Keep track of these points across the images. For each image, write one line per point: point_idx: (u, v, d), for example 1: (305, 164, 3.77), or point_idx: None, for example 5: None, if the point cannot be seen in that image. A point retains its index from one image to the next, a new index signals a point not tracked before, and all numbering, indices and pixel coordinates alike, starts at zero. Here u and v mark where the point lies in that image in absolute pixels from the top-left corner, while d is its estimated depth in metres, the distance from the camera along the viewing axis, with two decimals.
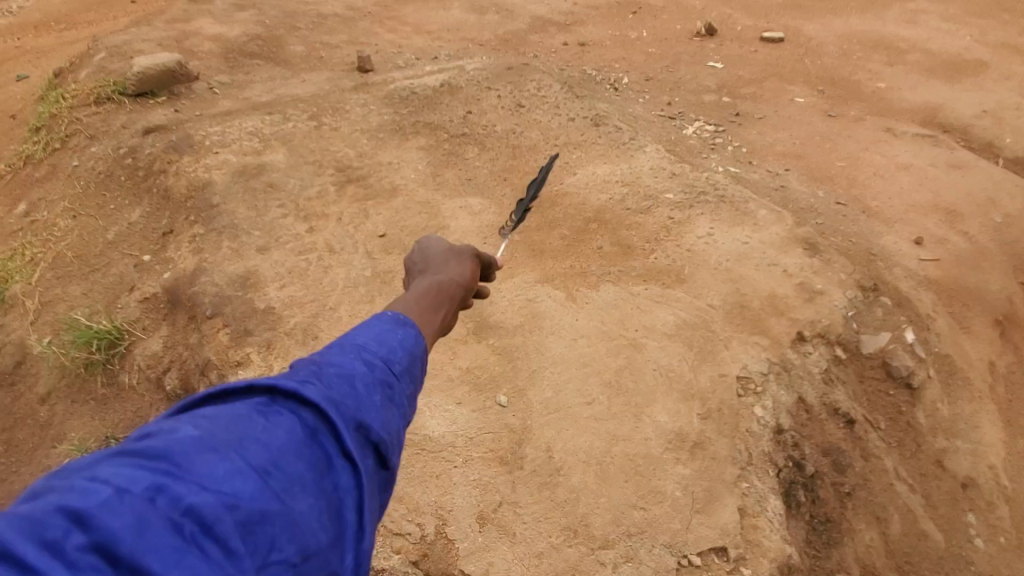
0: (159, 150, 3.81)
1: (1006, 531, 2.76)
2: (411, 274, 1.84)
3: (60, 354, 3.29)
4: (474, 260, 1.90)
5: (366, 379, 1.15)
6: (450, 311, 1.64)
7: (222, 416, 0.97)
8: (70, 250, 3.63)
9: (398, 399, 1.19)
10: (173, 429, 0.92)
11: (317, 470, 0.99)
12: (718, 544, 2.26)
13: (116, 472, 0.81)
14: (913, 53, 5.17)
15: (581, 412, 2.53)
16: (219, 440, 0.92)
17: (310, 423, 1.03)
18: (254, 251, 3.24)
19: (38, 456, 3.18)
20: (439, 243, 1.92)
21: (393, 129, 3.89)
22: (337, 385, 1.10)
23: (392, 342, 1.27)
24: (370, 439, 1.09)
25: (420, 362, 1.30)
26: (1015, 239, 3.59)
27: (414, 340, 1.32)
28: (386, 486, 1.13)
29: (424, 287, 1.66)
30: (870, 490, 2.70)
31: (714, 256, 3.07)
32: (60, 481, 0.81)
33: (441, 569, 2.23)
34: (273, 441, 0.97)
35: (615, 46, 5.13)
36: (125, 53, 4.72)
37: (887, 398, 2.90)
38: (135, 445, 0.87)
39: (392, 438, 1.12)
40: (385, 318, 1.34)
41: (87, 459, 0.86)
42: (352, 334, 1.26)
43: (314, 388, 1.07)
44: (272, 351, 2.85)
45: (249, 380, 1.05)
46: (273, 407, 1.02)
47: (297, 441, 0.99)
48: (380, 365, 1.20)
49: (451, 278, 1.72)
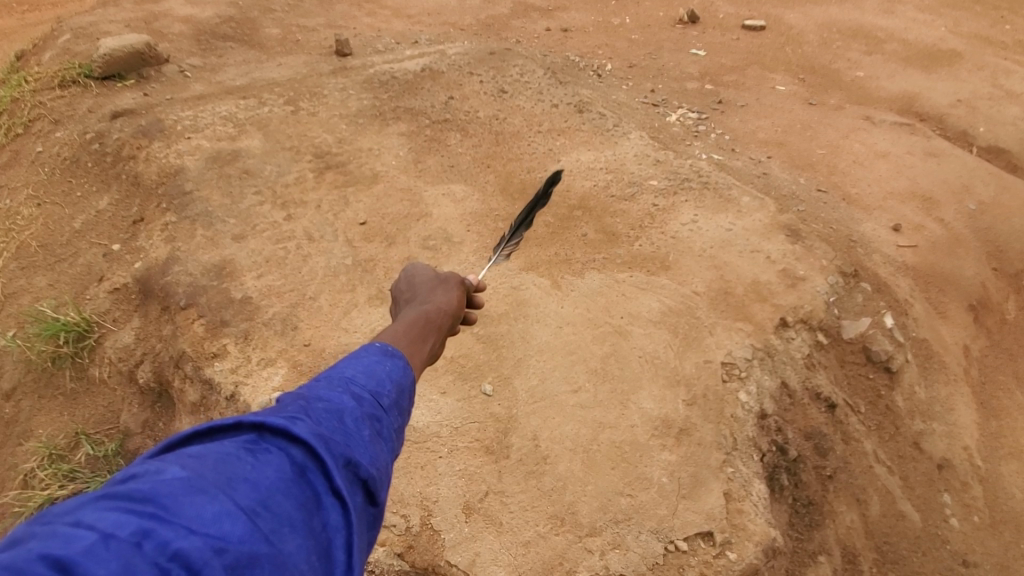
0: (127, 135, 3.66)
1: (980, 510, 2.84)
2: (397, 305, 1.81)
3: (25, 348, 3.15)
4: (460, 287, 1.84)
5: (355, 414, 1.11)
6: (437, 341, 1.59)
7: (209, 456, 0.92)
8: (34, 239, 3.48)
9: (387, 432, 1.15)
10: (160, 469, 0.86)
11: (305, 509, 0.94)
12: (704, 529, 2.27)
13: (102, 516, 0.76)
14: (891, 43, 5.22)
15: (567, 400, 2.52)
16: (208, 481, 0.87)
17: (300, 460, 0.98)
18: (229, 239, 3.14)
19: (4, 454, 3.06)
20: (425, 270, 1.88)
21: (373, 115, 3.80)
22: (325, 420, 1.06)
23: (380, 374, 1.23)
24: (360, 475, 1.04)
25: (408, 395, 1.26)
26: (989, 226, 3.66)
27: (403, 371, 1.28)
28: (375, 523, 1.08)
29: (410, 317, 1.60)
30: (850, 473, 2.74)
31: (698, 242, 3.07)
32: (40, 526, 0.75)
33: (427, 561, 2.20)
34: (262, 480, 0.92)
35: (598, 32, 5.08)
36: (90, 35, 4.51)
37: (867, 382, 2.94)
38: (120, 487, 0.82)
39: (381, 474, 1.08)
40: (373, 350, 1.30)
41: (69, 503, 0.80)
42: (340, 366, 1.23)
43: (303, 424, 1.02)
44: (250, 342, 2.77)
45: (236, 416, 1.00)
46: (262, 444, 0.97)
47: (286, 480, 0.94)
48: (368, 398, 1.16)
49: (439, 307, 1.67)
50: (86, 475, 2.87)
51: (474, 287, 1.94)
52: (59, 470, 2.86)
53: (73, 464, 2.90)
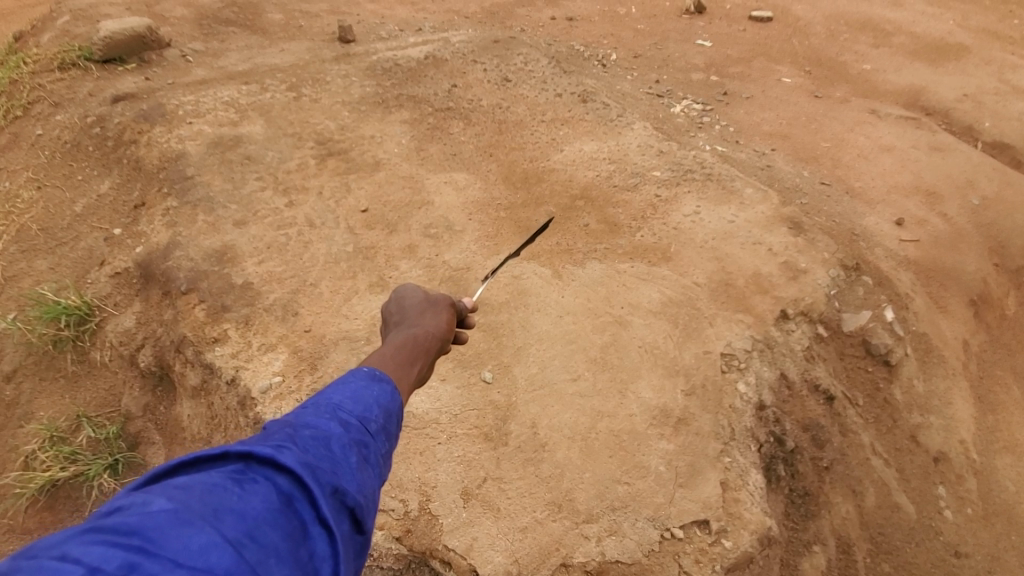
0: (128, 119, 3.65)
1: (973, 502, 2.85)
2: (386, 326, 1.80)
3: (26, 331, 3.17)
4: (450, 308, 1.85)
5: (342, 440, 1.13)
6: (425, 365, 1.60)
7: (196, 487, 0.93)
8: (35, 223, 3.49)
9: (373, 458, 1.18)
10: (146, 502, 0.86)
11: (292, 539, 0.95)
12: (700, 518, 2.28)
13: (88, 549, 0.76)
14: (898, 36, 5.17)
15: (566, 388, 2.52)
16: (196, 512, 0.87)
17: (287, 490, 0.99)
18: (231, 225, 3.14)
19: (4, 435, 3.09)
20: (414, 291, 1.86)
21: (376, 102, 3.78)
22: (312, 448, 1.08)
23: (368, 399, 1.26)
24: (346, 503, 1.06)
25: (395, 419, 1.29)
26: (992, 221, 3.64)
27: (390, 396, 1.31)
28: (360, 551, 1.10)
29: (398, 341, 1.61)
30: (847, 464, 2.75)
31: (700, 234, 3.06)
32: (25, 560, 0.75)
33: (424, 545, 2.22)
34: (249, 510, 0.93)
35: (604, 21, 5.04)
36: (90, 17, 4.49)
37: (865, 375, 2.95)
38: (105, 520, 0.81)
39: (367, 501, 1.10)
40: (360, 375, 1.32)
41: (53, 537, 0.80)
42: (327, 392, 1.25)
43: (290, 453, 1.03)
44: (250, 327, 2.78)
45: (223, 446, 1.01)
46: (249, 474, 0.98)
47: (272, 510, 0.95)
48: (355, 424, 1.19)
49: (427, 329, 1.68)
50: (87, 458, 2.91)
51: (467, 309, 1.95)
52: (60, 452, 2.89)
53: (75, 447, 2.93)
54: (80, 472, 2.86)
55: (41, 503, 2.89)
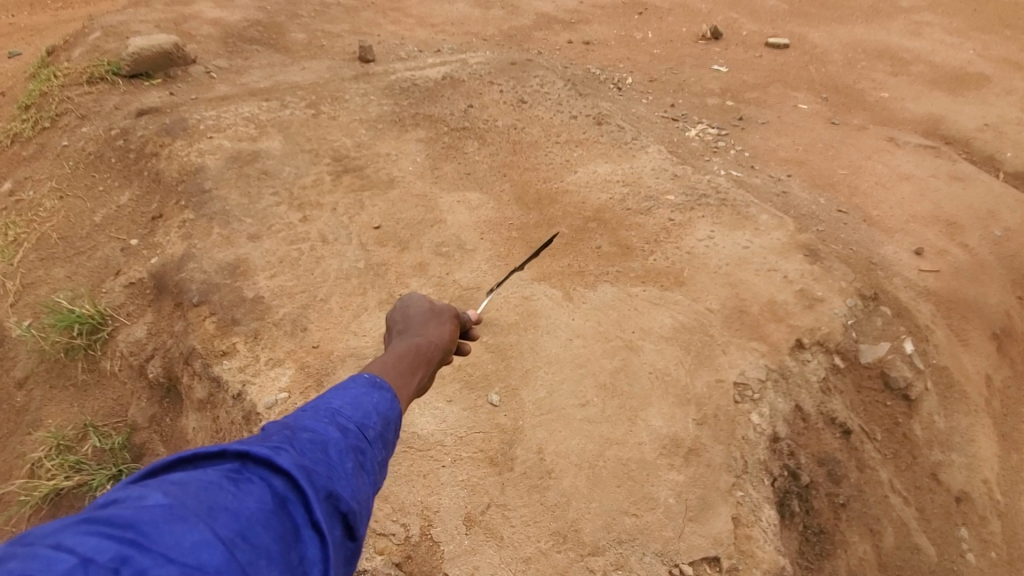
0: (151, 133, 3.72)
1: (998, 546, 2.73)
2: (389, 335, 1.77)
3: (39, 338, 3.20)
4: (454, 320, 1.82)
5: (339, 445, 1.11)
6: (426, 374, 1.58)
7: (192, 483, 0.90)
8: (55, 231, 3.55)
9: (370, 465, 1.15)
10: (141, 495, 0.84)
11: (284, 541, 0.92)
12: (710, 554, 2.21)
13: (82, 539, 0.74)
14: (917, 65, 5.14)
15: (574, 413, 2.48)
16: (191, 509, 0.85)
17: (281, 491, 0.96)
18: (245, 238, 3.16)
19: (13, 442, 3.11)
20: (419, 301, 1.83)
21: (392, 121, 3.83)
22: (309, 452, 1.05)
23: (367, 406, 1.23)
24: (339, 508, 1.03)
25: (393, 427, 1.26)
26: (1014, 254, 3.56)
27: (390, 403, 1.29)
28: (351, 560, 1.06)
29: (400, 349, 1.58)
30: (864, 502, 2.65)
31: (714, 258, 3.02)
32: (21, 547, 0.73)
33: (425, 572, 2.16)
34: (242, 510, 0.90)
35: (620, 46, 5.08)
36: (120, 34, 4.62)
37: (884, 409, 2.87)
38: (100, 511, 0.79)
39: (361, 508, 1.07)
40: (360, 381, 1.30)
41: (49, 525, 0.78)
42: (326, 396, 1.23)
43: (286, 455, 1.01)
44: (259, 341, 2.78)
45: (221, 444, 0.99)
46: (244, 473, 0.96)
47: (266, 511, 0.92)
48: (354, 430, 1.16)
49: (430, 339, 1.65)
50: (92, 467, 2.89)
51: (470, 320, 1.91)
52: (65, 461, 2.89)
53: (80, 456, 2.92)
54: (84, 481, 2.85)
55: (44, 512, 2.85)
